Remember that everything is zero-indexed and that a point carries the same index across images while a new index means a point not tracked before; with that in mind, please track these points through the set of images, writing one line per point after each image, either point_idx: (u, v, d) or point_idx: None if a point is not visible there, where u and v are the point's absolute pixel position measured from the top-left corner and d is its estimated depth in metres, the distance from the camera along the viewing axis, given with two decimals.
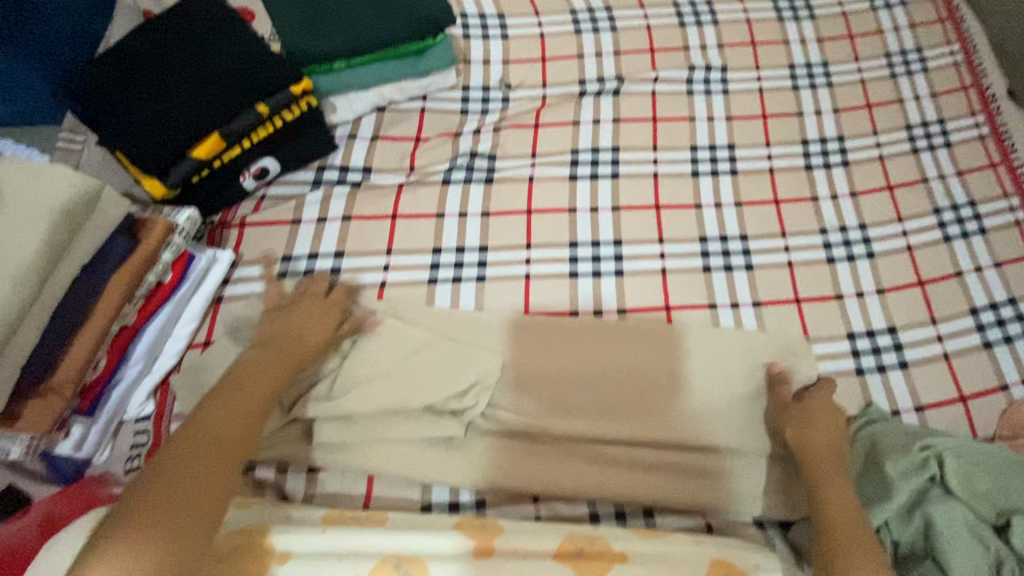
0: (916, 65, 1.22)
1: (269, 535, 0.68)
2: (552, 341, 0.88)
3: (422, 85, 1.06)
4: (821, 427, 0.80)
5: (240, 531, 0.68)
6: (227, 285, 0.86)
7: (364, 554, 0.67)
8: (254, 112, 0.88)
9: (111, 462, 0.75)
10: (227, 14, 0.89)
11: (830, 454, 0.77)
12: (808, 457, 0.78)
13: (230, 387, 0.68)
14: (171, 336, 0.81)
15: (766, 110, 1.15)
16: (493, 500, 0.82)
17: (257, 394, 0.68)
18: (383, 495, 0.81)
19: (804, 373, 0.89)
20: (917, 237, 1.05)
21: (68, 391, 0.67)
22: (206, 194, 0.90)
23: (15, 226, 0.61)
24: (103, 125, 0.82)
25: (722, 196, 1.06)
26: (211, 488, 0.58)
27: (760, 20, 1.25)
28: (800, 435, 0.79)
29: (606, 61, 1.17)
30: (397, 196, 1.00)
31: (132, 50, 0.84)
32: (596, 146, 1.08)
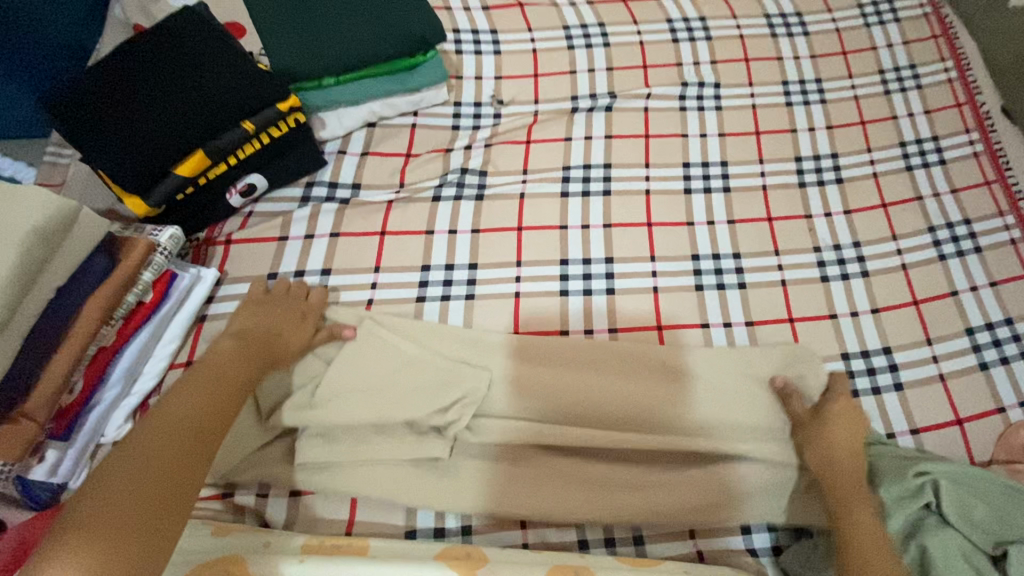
0: (910, 82, 1.21)
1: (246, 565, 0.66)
2: (542, 361, 0.87)
3: (413, 100, 1.06)
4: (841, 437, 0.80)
5: (217, 561, 0.66)
6: (211, 304, 0.86)
7: None
8: (241, 130, 0.87)
9: None
10: (214, 32, 0.89)
11: (851, 468, 0.77)
12: (827, 471, 0.78)
13: (199, 380, 0.69)
14: (152, 356, 0.80)
15: (759, 127, 1.14)
16: (480, 526, 0.80)
17: (230, 389, 0.70)
18: (366, 521, 0.79)
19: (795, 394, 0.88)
20: (912, 255, 1.04)
21: (43, 415, 0.64)
22: (189, 212, 0.89)
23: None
24: (85, 141, 0.81)
25: (714, 213, 1.05)
26: (178, 476, 0.59)
27: (753, 36, 1.24)
28: (821, 449, 0.79)
29: (598, 77, 1.17)
30: (386, 213, 0.99)
31: (119, 68, 0.84)
32: (588, 163, 1.07)
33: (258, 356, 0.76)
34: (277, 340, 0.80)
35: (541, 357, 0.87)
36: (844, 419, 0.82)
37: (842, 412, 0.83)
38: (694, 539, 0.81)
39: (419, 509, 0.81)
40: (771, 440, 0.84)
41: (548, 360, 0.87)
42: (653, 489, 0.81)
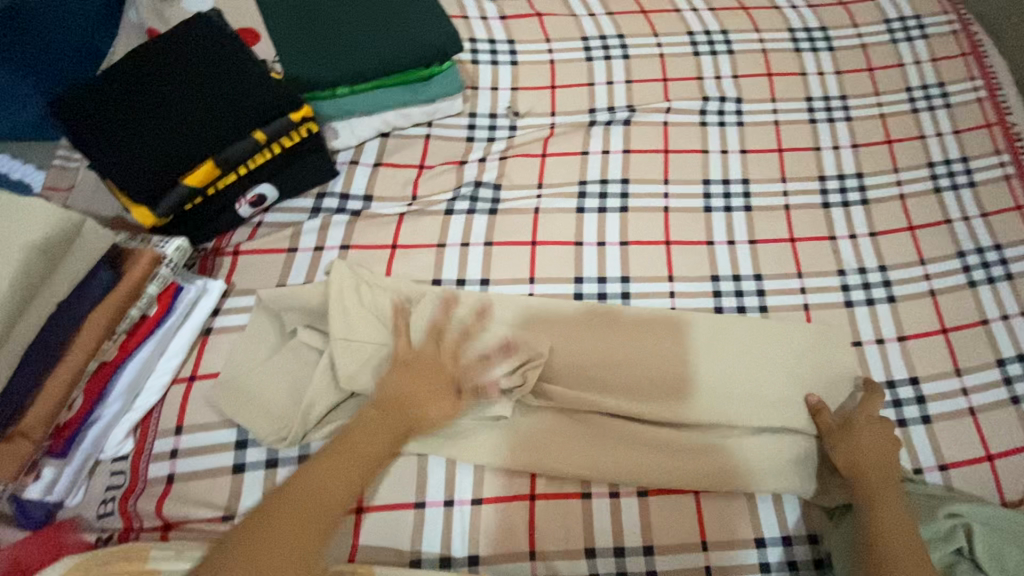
0: (938, 100, 1.18)
1: None
2: (554, 384, 0.84)
3: (427, 111, 1.04)
4: (872, 454, 0.78)
5: None
6: (217, 316, 0.83)
7: None
8: (252, 140, 0.84)
9: (85, 505, 0.71)
10: (225, 38, 0.87)
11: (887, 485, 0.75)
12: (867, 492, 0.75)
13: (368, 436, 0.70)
14: (156, 369, 0.77)
15: (782, 144, 1.11)
16: (487, 556, 0.76)
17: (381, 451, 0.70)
18: (369, 547, 0.76)
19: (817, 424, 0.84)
20: (940, 281, 1.00)
21: (38, 434, 0.62)
22: (197, 222, 0.87)
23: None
24: (96, 149, 0.79)
25: (735, 233, 1.02)
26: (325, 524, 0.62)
27: (777, 51, 1.21)
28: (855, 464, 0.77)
29: (617, 90, 1.14)
30: (397, 225, 0.96)
31: (137, 74, 0.83)
32: (605, 178, 1.05)
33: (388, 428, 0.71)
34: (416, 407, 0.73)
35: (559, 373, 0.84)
36: (867, 429, 0.80)
37: (867, 423, 0.81)
38: None
39: (425, 535, 0.77)
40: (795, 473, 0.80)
41: (560, 381, 0.84)
42: (677, 509, 0.80)
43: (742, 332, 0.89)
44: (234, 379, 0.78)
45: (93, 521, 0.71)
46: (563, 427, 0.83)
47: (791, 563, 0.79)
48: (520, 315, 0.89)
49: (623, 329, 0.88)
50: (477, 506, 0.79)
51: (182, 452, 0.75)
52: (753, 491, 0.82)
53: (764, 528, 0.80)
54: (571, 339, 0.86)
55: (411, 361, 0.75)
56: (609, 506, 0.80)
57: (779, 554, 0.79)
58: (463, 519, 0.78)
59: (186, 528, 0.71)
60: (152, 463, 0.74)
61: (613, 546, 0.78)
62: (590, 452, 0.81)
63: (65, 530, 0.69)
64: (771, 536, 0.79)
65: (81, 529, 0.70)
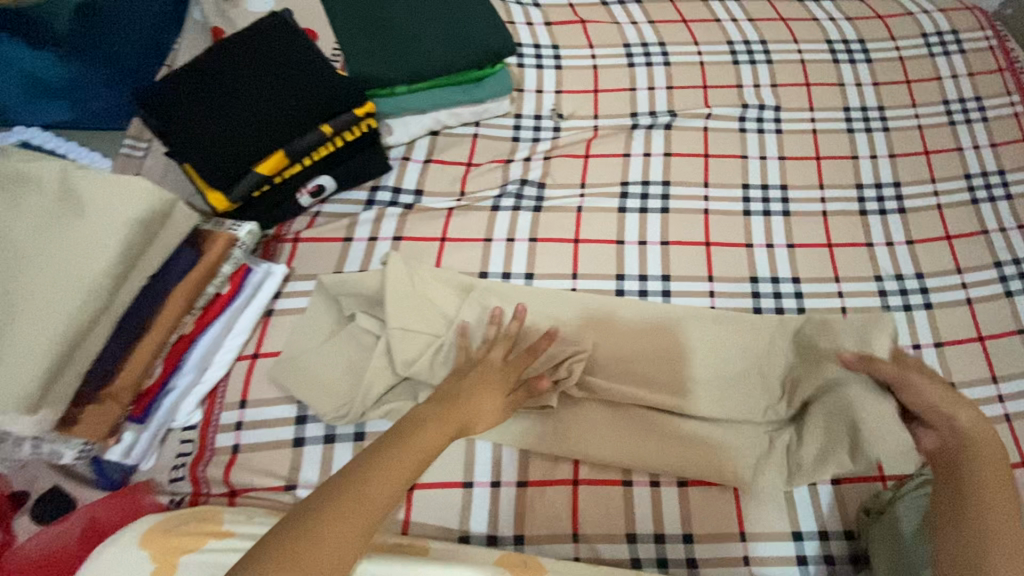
0: (975, 114, 1.19)
1: None
2: (596, 376, 0.87)
3: (477, 111, 1.08)
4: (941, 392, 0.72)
5: None
6: (278, 299, 0.87)
7: None
8: (319, 133, 0.88)
9: (157, 470, 0.76)
10: (295, 37, 0.92)
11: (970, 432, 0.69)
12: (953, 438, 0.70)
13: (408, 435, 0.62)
14: (222, 346, 0.82)
15: (820, 152, 1.13)
16: (532, 536, 0.80)
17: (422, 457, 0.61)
18: (421, 523, 0.80)
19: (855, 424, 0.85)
20: (977, 290, 1.01)
21: (125, 398, 0.66)
22: (263, 210, 0.91)
23: (91, 238, 0.59)
24: (177, 138, 0.84)
25: (774, 236, 1.04)
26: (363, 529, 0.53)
27: (815, 61, 1.24)
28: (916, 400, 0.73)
29: (658, 96, 1.18)
30: (446, 219, 1.00)
31: (216, 70, 0.88)
32: (647, 180, 1.08)
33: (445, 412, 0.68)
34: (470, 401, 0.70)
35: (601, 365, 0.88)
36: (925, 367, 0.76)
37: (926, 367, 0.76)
38: (749, 568, 0.79)
39: (473, 514, 0.81)
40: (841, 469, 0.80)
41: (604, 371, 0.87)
42: (716, 499, 0.82)
43: (782, 332, 0.91)
44: (296, 358, 0.82)
45: (165, 485, 0.75)
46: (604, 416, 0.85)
47: (828, 558, 0.80)
48: (565, 308, 0.92)
49: (664, 325, 0.91)
50: (522, 488, 0.82)
51: (246, 424, 0.79)
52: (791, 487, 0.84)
53: (801, 522, 0.81)
54: (613, 333, 0.90)
55: (464, 361, 0.80)
56: (650, 495, 0.82)
57: (817, 548, 0.80)
58: (509, 501, 0.81)
59: (252, 496, 0.75)
60: (219, 433, 0.78)
61: (653, 533, 0.80)
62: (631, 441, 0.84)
63: (142, 492, 0.74)
64: (808, 530, 0.81)
65: (155, 492, 0.74)
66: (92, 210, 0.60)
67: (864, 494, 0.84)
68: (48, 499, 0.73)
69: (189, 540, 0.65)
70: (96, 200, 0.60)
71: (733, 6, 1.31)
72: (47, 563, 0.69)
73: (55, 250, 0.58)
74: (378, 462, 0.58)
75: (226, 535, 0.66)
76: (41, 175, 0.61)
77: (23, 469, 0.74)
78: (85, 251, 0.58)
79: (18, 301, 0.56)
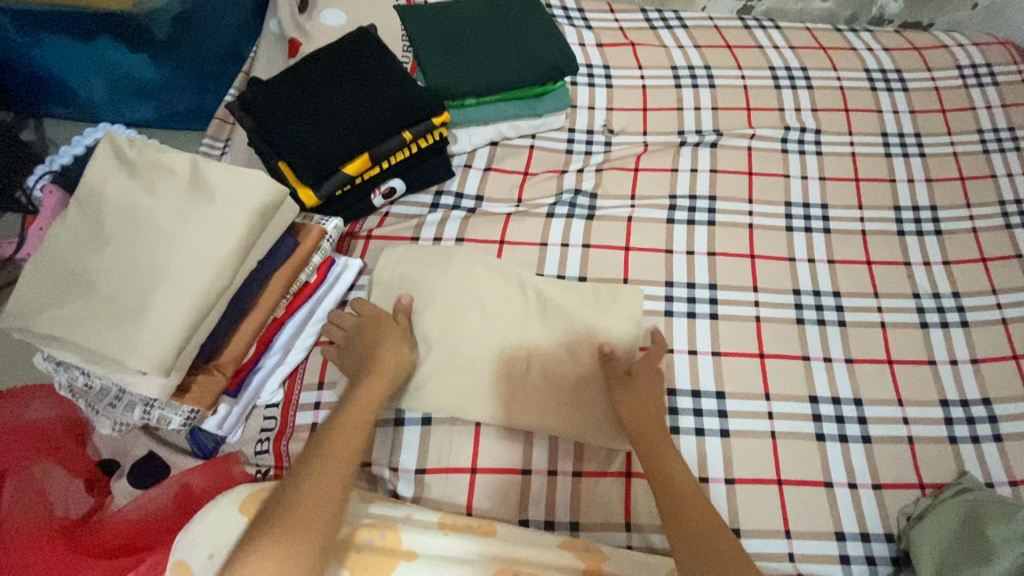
0: (1009, 143, 1.24)
1: (397, 531, 0.74)
2: (565, 374, 0.87)
3: (535, 124, 1.16)
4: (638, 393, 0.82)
5: (371, 527, 0.74)
6: (352, 292, 0.94)
7: (486, 561, 0.73)
8: (400, 138, 0.96)
9: (243, 443, 0.82)
10: (380, 49, 1.00)
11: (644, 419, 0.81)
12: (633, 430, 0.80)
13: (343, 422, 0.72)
14: (304, 330, 0.88)
15: (859, 174, 1.19)
16: (587, 523, 0.83)
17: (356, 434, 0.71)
18: (483, 507, 0.83)
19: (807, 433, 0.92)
20: (1012, 311, 1.05)
21: (230, 369, 0.73)
22: (342, 207, 0.99)
23: (219, 222, 0.66)
24: (272, 138, 0.91)
25: (816, 252, 1.09)
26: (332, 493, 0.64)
27: (854, 88, 1.30)
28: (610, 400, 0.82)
29: (704, 116, 1.24)
30: (505, 223, 1.06)
31: (308, 76, 0.96)
32: (694, 194, 1.13)
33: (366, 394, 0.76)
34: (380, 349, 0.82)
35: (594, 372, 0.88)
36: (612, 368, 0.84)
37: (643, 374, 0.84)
38: (794, 563, 0.83)
39: (532, 500, 0.84)
40: (808, 462, 0.90)
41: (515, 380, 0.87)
42: (762, 497, 0.87)
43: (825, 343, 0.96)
44: None
45: (251, 456, 0.81)
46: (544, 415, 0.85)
47: (870, 558, 0.85)
48: (610, 306, 0.92)
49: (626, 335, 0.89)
50: (578, 478, 0.85)
51: (324, 405, 0.84)
52: (832, 489, 0.88)
53: (843, 523, 0.86)
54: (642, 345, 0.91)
55: (514, 358, 0.88)
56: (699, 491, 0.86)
57: (859, 549, 0.85)
58: (566, 490, 0.85)
59: None
60: (299, 411, 0.84)
61: None
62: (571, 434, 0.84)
63: (231, 461, 0.80)
64: (851, 532, 0.86)
65: (242, 463, 0.81)
66: (222, 196, 0.67)
67: (904, 500, 0.88)
68: (143, 464, 0.81)
69: None
70: (223, 190, 0.67)
71: (776, 34, 1.39)
72: (145, 525, 0.75)
73: (190, 230, 0.65)
74: (314, 471, 0.64)
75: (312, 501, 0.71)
76: (177, 167, 0.69)
77: (118, 440, 0.83)
78: (214, 232, 0.65)
79: (158, 274, 0.63)
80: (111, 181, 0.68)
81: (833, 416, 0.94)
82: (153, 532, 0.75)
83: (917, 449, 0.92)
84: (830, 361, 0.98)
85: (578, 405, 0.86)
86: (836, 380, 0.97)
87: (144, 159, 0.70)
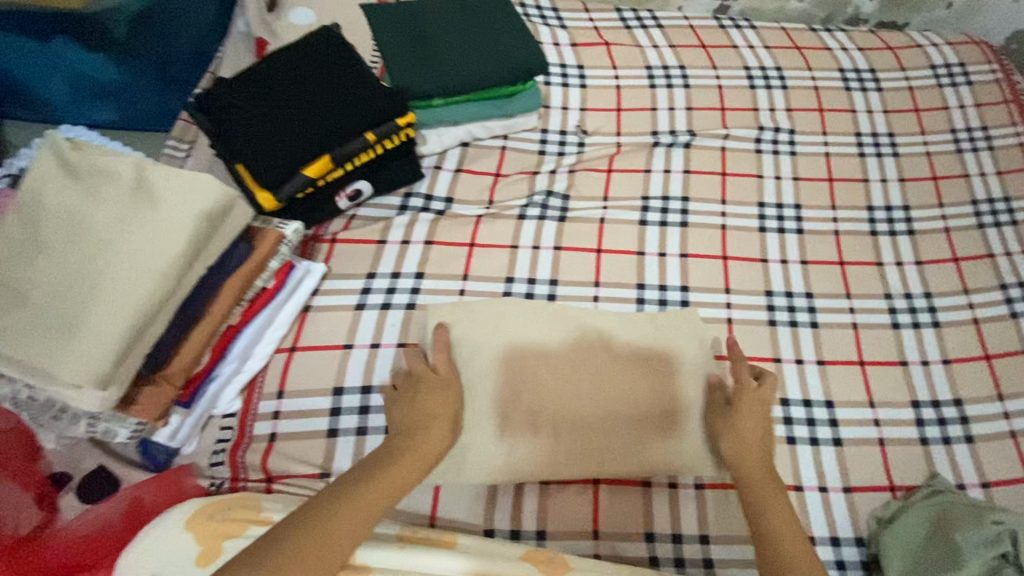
0: (982, 142, 1.24)
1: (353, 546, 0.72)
2: (535, 380, 0.85)
3: (506, 125, 1.14)
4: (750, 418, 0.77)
5: None
6: (316, 295, 0.92)
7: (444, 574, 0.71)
8: (363, 139, 0.94)
9: (198, 454, 0.80)
10: (343, 50, 0.98)
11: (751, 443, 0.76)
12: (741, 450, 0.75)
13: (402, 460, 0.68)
14: (263, 337, 0.87)
15: (832, 174, 1.18)
16: (554, 532, 0.82)
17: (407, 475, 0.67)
18: (447, 517, 0.82)
19: (780, 434, 0.91)
20: (983, 310, 1.05)
21: (178, 380, 0.70)
22: (306, 210, 0.96)
23: (163, 229, 0.63)
24: (230, 141, 0.89)
25: (788, 253, 1.08)
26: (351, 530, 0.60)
27: (828, 88, 1.30)
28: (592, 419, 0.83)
29: (678, 117, 1.23)
30: (475, 226, 1.03)
31: (269, 78, 0.94)
32: (666, 195, 1.12)
33: (408, 460, 0.68)
34: (440, 407, 0.76)
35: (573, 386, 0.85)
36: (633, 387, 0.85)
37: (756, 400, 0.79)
38: None
39: (497, 510, 0.82)
40: (778, 466, 0.89)
41: (573, 402, 0.84)
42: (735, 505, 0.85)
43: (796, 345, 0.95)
44: (333, 353, 0.87)
45: (206, 468, 0.79)
46: (601, 447, 0.82)
47: (840, 562, 0.84)
48: (651, 330, 0.91)
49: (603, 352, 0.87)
50: (545, 486, 0.84)
51: (283, 414, 0.82)
52: (803, 493, 0.87)
53: (813, 528, 0.85)
54: (623, 351, 0.88)
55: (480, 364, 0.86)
56: (667, 496, 0.84)
57: (829, 553, 0.84)
58: (532, 498, 0.83)
59: (287, 482, 0.79)
60: (258, 420, 0.82)
61: (671, 533, 0.82)
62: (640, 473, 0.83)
63: (184, 473, 0.78)
64: (821, 536, 0.85)
65: (195, 475, 0.78)
66: (166, 202, 0.65)
67: (875, 504, 0.87)
68: (90, 479, 0.77)
69: (229, 526, 0.67)
70: (167, 195, 0.65)
71: (751, 33, 1.38)
72: (92, 540, 0.73)
73: (132, 237, 0.63)
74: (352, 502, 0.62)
75: (265, 521, 0.69)
76: (120, 170, 0.66)
77: (67, 451, 0.80)
78: (155, 239, 0.63)
79: (97, 284, 0.61)
80: (49, 186, 0.66)
81: (804, 419, 0.93)
82: (102, 546, 0.73)
83: (888, 451, 0.92)
84: (802, 363, 0.98)
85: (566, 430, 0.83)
86: (806, 381, 0.96)
87: (85, 161, 0.67)
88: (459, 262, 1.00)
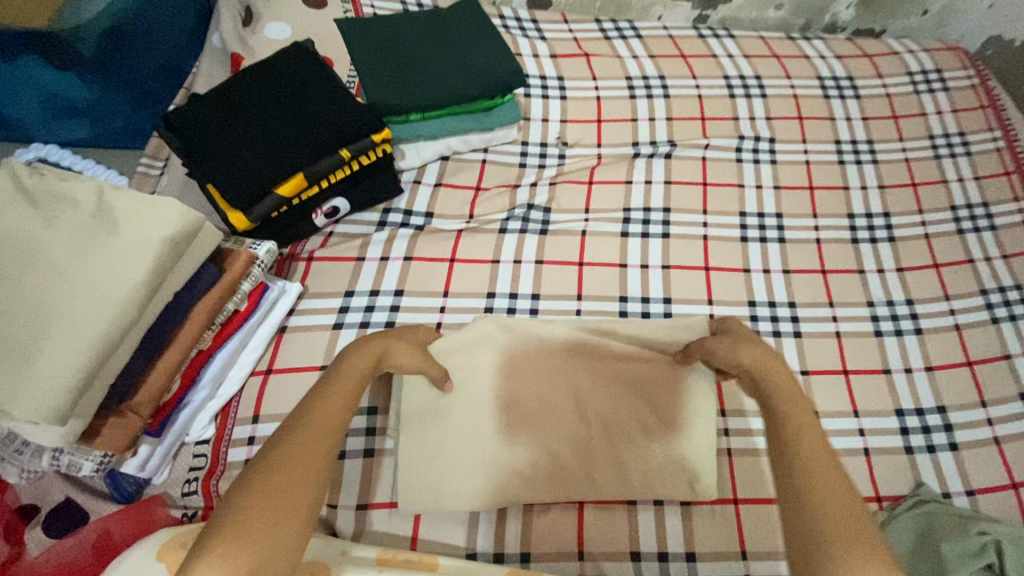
0: (959, 148, 1.25)
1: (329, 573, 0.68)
2: (511, 398, 0.86)
3: (485, 138, 1.13)
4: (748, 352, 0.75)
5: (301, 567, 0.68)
6: (292, 315, 0.91)
7: None
8: (337, 157, 0.93)
9: (169, 484, 0.78)
10: (318, 65, 0.98)
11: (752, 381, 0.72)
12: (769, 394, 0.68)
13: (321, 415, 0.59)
14: (237, 361, 0.85)
15: (812, 182, 1.19)
16: (538, 554, 0.80)
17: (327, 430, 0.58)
18: (429, 539, 0.80)
19: None
20: (965, 316, 1.05)
21: (145, 411, 0.71)
22: (281, 228, 0.95)
23: (124, 256, 0.63)
24: (200, 158, 0.88)
25: (770, 262, 1.08)
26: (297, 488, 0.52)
27: (807, 96, 1.30)
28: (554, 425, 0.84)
29: (659, 127, 1.23)
30: (455, 241, 1.02)
31: (241, 95, 0.92)
32: (648, 207, 1.11)
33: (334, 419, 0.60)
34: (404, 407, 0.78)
35: (547, 400, 0.86)
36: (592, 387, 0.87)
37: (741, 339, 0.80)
38: None
39: (480, 531, 0.81)
40: None
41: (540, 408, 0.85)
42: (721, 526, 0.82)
43: None
44: (311, 374, 0.85)
45: (177, 498, 0.77)
46: (574, 453, 0.83)
47: None
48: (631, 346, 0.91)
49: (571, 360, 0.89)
50: (528, 506, 0.83)
51: (258, 439, 0.80)
52: None
53: None
54: (602, 367, 0.89)
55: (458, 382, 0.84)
56: (653, 514, 0.83)
57: None
58: (515, 519, 0.82)
59: None
60: (231, 447, 0.80)
61: (657, 551, 0.80)
62: (616, 490, 0.81)
63: (154, 505, 0.76)
64: None
65: (167, 505, 0.76)
66: (126, 228, 0.64)
67: None
68: (58, 512, 0.75)
69: None
70: (128, 221, 0.65)
71: (730, 42, 1.38)
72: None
73: (91, 266, 0.62)
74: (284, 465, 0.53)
75: None
76: (80, 196, 0.66)
77: (33, 484, 0.77)
78: (114, 267, 0.62)
79: (55, 315, 0.60)
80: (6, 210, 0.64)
81: None
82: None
83: (873, 462, 0.91)
84: None
85: (533, 437, 0.83)
86: None
87: (43, 188, 0.66)
88: (440, 278, 0.98)
